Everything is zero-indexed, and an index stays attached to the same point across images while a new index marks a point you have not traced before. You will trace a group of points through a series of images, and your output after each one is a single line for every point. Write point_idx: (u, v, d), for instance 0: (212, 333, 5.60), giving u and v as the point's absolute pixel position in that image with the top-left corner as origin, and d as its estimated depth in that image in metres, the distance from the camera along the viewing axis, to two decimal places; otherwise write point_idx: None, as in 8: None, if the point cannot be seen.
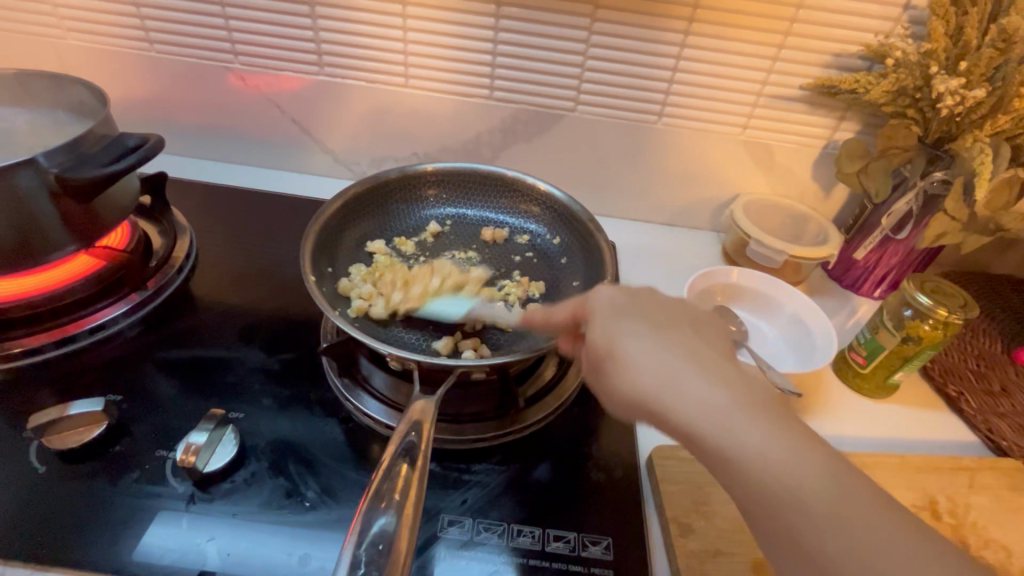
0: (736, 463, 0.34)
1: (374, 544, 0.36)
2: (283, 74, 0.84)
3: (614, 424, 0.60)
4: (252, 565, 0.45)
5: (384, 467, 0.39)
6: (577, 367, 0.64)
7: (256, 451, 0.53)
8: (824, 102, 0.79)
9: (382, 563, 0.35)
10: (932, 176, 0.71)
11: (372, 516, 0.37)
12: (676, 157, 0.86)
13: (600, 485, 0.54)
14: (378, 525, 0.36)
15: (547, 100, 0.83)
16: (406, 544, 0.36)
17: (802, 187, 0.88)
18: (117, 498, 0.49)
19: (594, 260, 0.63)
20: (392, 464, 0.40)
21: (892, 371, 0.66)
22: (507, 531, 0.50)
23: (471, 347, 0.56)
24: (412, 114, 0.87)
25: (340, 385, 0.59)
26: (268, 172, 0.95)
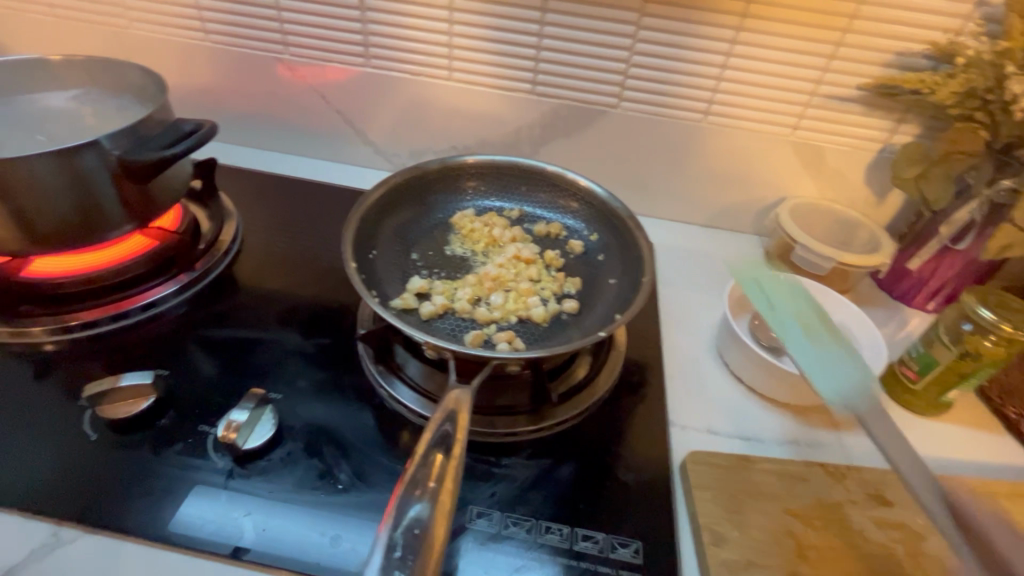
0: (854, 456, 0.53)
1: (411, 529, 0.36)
2: (330, 65, 0.86)
3: (647, 427, 0.59)
4: (286, 542, 0.47)
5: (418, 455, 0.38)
6: (611, 366, 0.63)
7: (293, 432, 0.54)
8: (882, 103, 0.75)
9: (417, 546, 0.35)
10: (1000, 185, 0.66)
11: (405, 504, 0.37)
12: (721, 156, 0.84)
13: (631, 487, 0.54)
14: (413, 511, 0.36)
15: (590, 96, 0.82)
16: (442, 529, 0.36)
17: (853, 192, 0.84)
18: (162, 468, 0.51)
19: (633, 258, 0.62)
20: (426, 453, 0.40)
21: (947, 387, 0.62)
22: (535, 527, 0.49)
23: (506, 340, 0.55)
24: (453, 107, 0.87)
25: (375, 372, 0.60)
26: (310, 161, 0.97)
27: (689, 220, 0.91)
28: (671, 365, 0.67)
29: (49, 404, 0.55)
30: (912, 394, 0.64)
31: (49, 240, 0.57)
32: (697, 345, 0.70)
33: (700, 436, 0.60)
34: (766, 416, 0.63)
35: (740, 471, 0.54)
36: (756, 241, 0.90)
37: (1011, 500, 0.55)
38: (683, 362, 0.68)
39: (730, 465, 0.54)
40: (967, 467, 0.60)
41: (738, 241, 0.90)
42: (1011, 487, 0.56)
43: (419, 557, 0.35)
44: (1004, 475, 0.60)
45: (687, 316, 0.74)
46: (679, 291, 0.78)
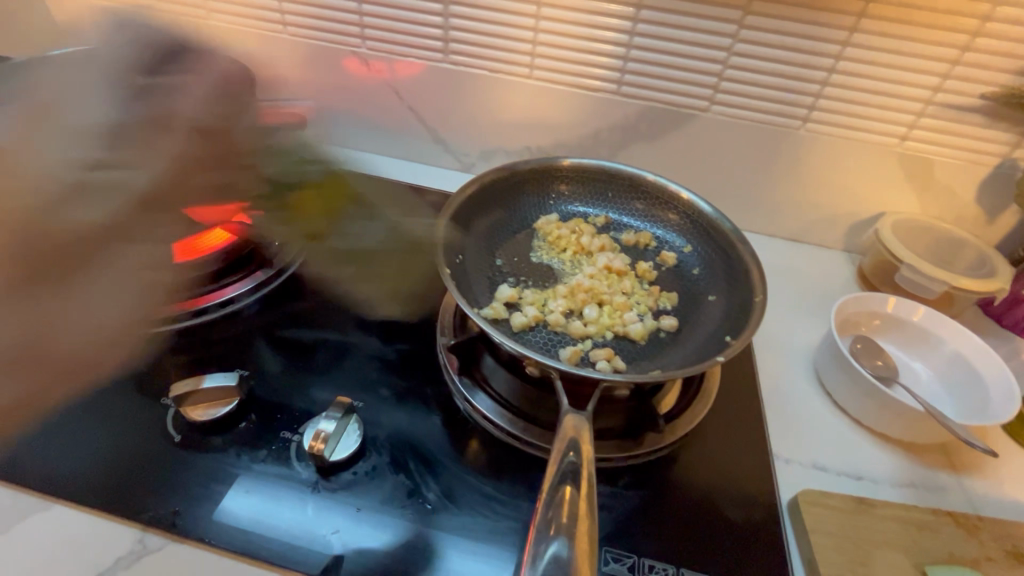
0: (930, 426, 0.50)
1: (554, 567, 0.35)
2: (405, 60, 0.84)
3: (748, 459, 0.55)
4: (375, 565, 0.44)
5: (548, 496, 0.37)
6: (707, 391, 0.58)
7: (377, 443, 0.52)
8: (1007, 114, 0.69)
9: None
10: None
11: (541, 544, 0.36)
12: (816, 166, 0.78)
13: (737, 525, 0.49)
14: (552, 553, 0.36)
15: (677, 98, 0.77)
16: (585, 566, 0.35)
17: (962, 210, 0.77)
18: (245, 476, 0.49)
19: (738, 274, 0.58)
20: (554, 489, 0.39)
21: None
22: (637, 565, 0.45)
23: (605, 358, 0.52)
24: (531, 106, 0.84)
25: (460, 382, 0.57)
26: (377, 158, 0.95)
27: (773, 232, 0.86)
28: (769, 390, 0.62)
29: (130, 400, 0.54)
30: None
31: (136, 232, 0.56)
32: (793, 369, 0.65)
33: (806, 471, 0.55)
34: (875, 453, 0.58)
35: (859, 515, 0.49)
36: (846, 258, 0.84)
37: None
38: (781, 389, 0.63)
39: (847, 508, 0.49)
40: None
41: (827, 257, 0.84)
42: None
43: None
44: None
45: (780, 336, 0.69)
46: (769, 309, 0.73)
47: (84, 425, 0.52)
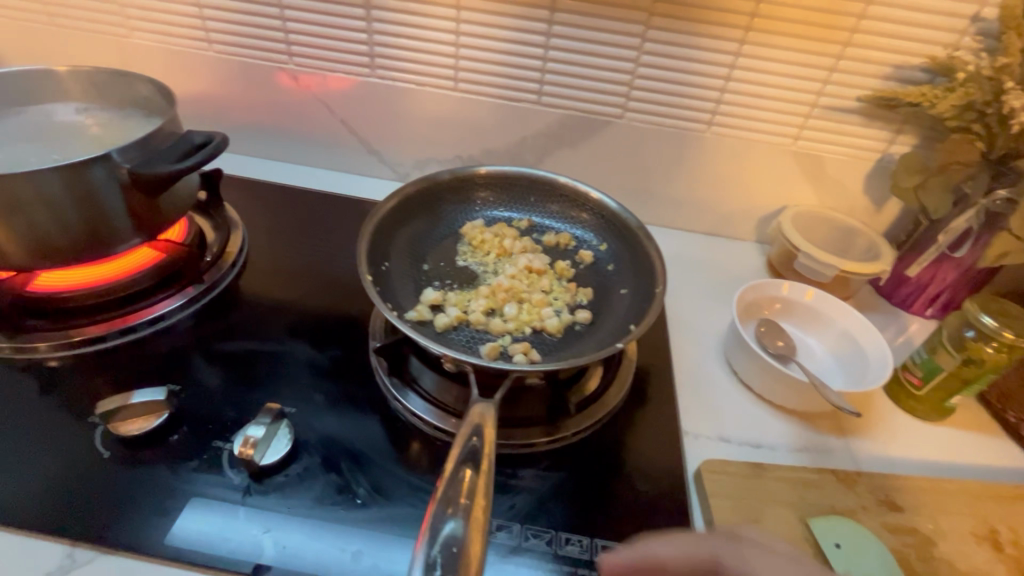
0: None
1: (449, 553, 0.40)
2: (334, 74, 0.86)
3: (659, 436, 0.60)
4: (306, 559, 0.47)
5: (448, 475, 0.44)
6: (623, 377, 0.63)
7: (309, 446, 0.54)
8: (881, 114, 0.77)
9: (456, 561, 0.40)
10: (995, 194, 0.69)
11: (439, 525, 0.42)
12: (722, 165, 0.85)
13: (648, 497, 0.54)
14: (448, 529, 0.41)
15: (593, 105, 0.82)
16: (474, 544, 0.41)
17: (852, 201, 0.85)
18: (177, 487, 0.50)
19: (644, 268, 0.63)
20: (456, 469, 0.44)
21: (949, 393, 0.64)
22: (554, 539, 0.50)
23: (522, 351, 0.56)
24: (458, 117, 0.87)
25: (389, 384, 0.60)
26: (313, 170, 0.97)
27: (692, 228, 0.92)
28: (682, 373, 0.68)
29: (57, 421, 0.54)
30: (916, 400, 0.66)
31: (56, 253, 0.57)
32: (705, 354, 0.71)
33: (712, 443, 0.61)
34: (774, 424, 0.64)
35: (755, 479, 0.54)
36: (758, 249, 0.91)
37: (1015, 504, 0.56)
38: (691, 371, 0.68)
39: (744, 473, 0.55)
40: (972, 471, 0.61)
41: (740, 249, 0.91)
42: (1013, 490, 0.57)
43: (454, 571, 0.39)
44: (1005, 477, 0.62)
45: (694, 323, 0.75)
46: (685, 298, 0.79)
47: (8, 446, 0.52)
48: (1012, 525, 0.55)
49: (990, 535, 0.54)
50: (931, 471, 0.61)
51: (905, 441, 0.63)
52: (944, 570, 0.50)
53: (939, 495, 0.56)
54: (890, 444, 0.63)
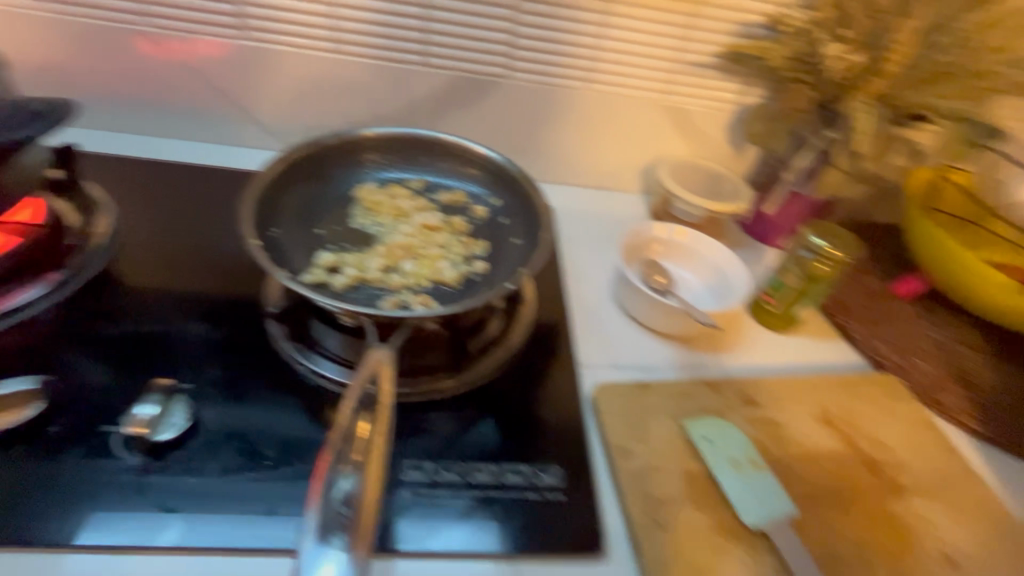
0: None
1: (347, 501, 0.44)
2: (200, 38, 0.80)
3: (558, 369, 0.64)
4: (219, 522, 0.47)
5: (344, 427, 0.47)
6: (522, 320, 0.68)
7: (209, 418, 0.53)
8: (733, 68, 0.86)
9: (351, 506, 0.43)
10: (825, 135, 0.79)
11: (335, 480, 0.45)
12: (604, 121, 0.91)
13: (549, 422, 0.59)
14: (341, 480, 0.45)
15: (478, 66, 0.84)
16: (368, 490, 0.44)
17: (718, 150, 0.95)
18: (66, 475, 0.48)
19: (534, 217, 0.67)
20: (352, 423, 0.48)
21: (794, 306, 0.76)
22: (464, 470, 0.53)
23: (421, 302, 0.58)
24: (343, 81, 0.85)
25: (293, 349, 0.60)
26: (188, 144, 0.90)
27: (583, 183, 0.98)
28: (577, 312, 0.73)
29: None
30: (773, 316, 0.76)
31: None
32: (598, 294, 0.77)
33: (605, 371, 0.67)
34: (658, 348, 0.71)
35: (639, 395, 0.61)
36: (642, 198, 0.99)
37: (845, 389, 0.68)
38: (586, 310, 0.74)
39: (631, 391, 0.62)
40: (815, 369, 0.73)
41: (627, 200, 0.98)
42: (844, 379, 0.69)
43: (349, 516, 0.43)
44: (839, 370, 0.74)
45: (588, 268, 0.81)
46: (578, 247, 0.85)
47: None
48: (843, 405, 0.66)
49: (827, 415, 0.65)
50: (785, 373, 0.72)
51: (763, 350, 0.74)
52: (792, 447, 0.60)
53: (788, 389, 0.66)
54: (751, 355, 0.73)
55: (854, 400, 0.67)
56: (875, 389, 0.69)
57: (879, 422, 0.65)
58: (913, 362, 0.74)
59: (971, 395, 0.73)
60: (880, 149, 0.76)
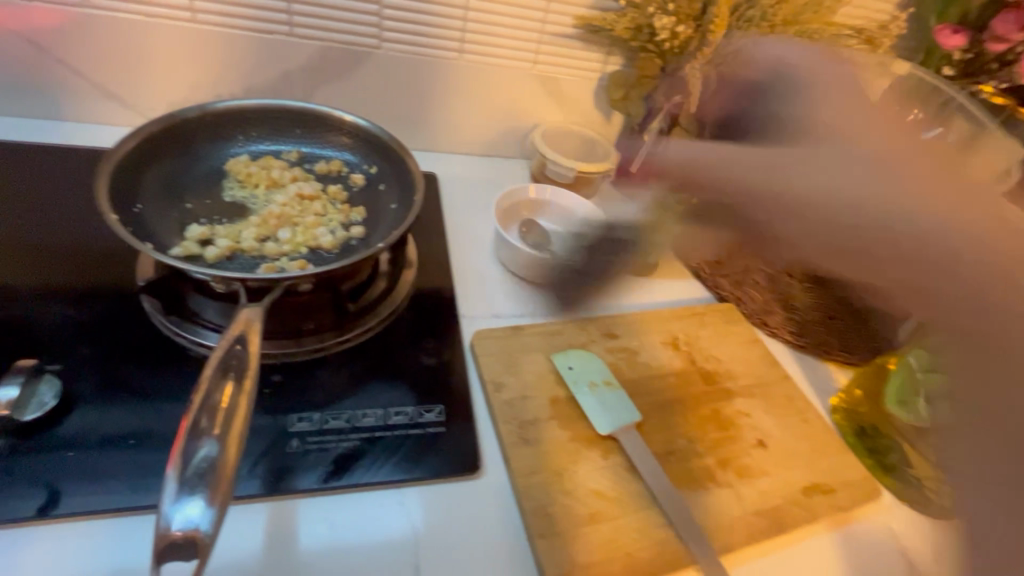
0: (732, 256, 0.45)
1: (206, 463, 0.44)
2: (32, 5, 0.74)
3: (440, 321, 0.70)
4: (99, 488, 0.48)
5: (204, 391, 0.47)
6: (405, 279, 0.72)
7: (83, 395, 0.53)
8: (593, 38, 0.93)
9: (212, 467, 0.43)
10: (672, 99, 0.90)
11: (194, 445, 0.44)
12: (480, 89, 0.95)
13: (431, 368, 0.65)
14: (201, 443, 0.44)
15: (349, 37, 0.85)
16: (233, 455, 0.45)
17: (588, 115, 1.04)
18: None
19: (407, 181, 0.71)
20: (214, 386, 0.48)
21: (652, 253, 0.85)
22: (351, 416, 0.58)
23: (298, 266, 0.61)
24: (206, 51, 0.83)
25: (170, 322, 0.60)
26: (35, 122, 0.84)
27: (467, 150, 1.02)
28: (460, 270, 0.79)
29: None
30: (634, 261, 0.87)
31: None
32: (480, 253, 0.83)
33: (486, 320, 0.74)
34: (534, 296, 0.79)
35: (513, 337, 0.69)
36: (524, 163, 1.06)
37: (690, 318, 0.80)
38: (468, 268, 0.80)
39: (506, 334, 0.69)
40: (669, 304, 0.85)
41: (510, 165, 1.05)
42: (690, 310, 0.81)
43: (208, 476, 0.43)
44: (689, 304, 0.87)
45: (471, 230, 0.87)
46: (462, 211, 0.90)
47: None
48: (688, 331, 0.78)
49: (673, 340, 0.76)
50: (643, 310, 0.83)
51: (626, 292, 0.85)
52: (642, 369, 0.71)
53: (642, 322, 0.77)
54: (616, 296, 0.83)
55: (697, 326, 0.79)
56: (715, 316, 0.82)
57: (716, 342, 0.78)
58: (746, 291, 0.88)
59: (790, 315, 0.87)
60: None
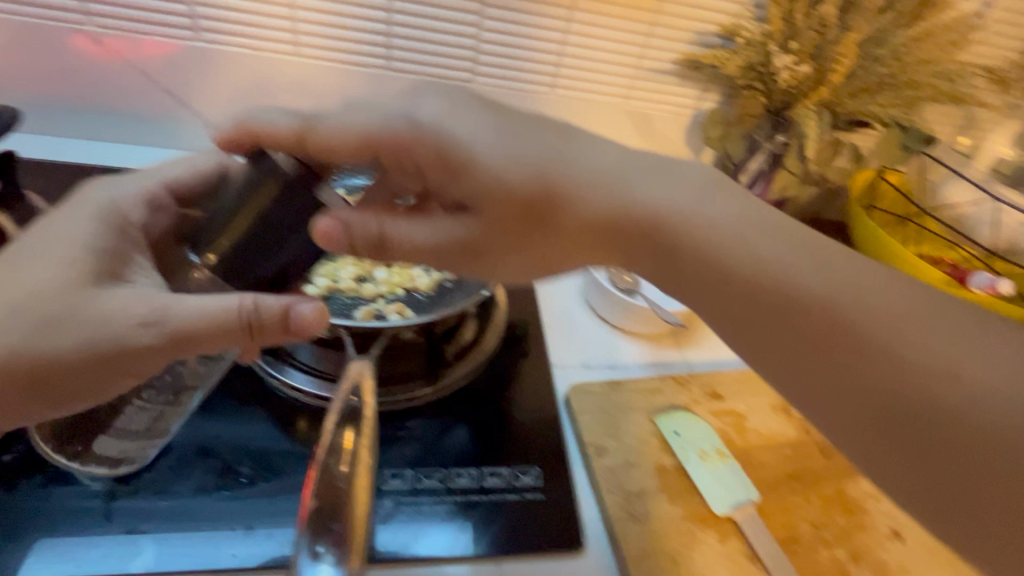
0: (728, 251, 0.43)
1: (334, 507, 0.44)
2: (147, 38, 0.77)
3: (532, 370, 0.66)
4: (192, 544, 0.45)
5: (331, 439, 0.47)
6: (495, 325, 0.68)
7: (179, 438, 0.52)
8: (691, 75, 0.89)
9: (342, 511, 0.44)
10: (776, 139, 0.84)
11: (327, 488, 0.46)
12: (568, 124, 0.93)
13: (526, 424, 0.60)
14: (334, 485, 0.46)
15: (443, 71, 0.84)
16: (362, 496, 0.46)
17: (677, 152, 0.99)
18: (26, 505, 0.46)
19: None
20: (337, 432, 0.48)
21: None
22: (445, 476, 0.54)
23: (396, 310, 0.58)
24: (304, 83, 0.83)
25: (262, 363, 0.58)
26: (141, 149, 0.87)
27: None
28: (548, 313, 0.75)
29: None
30: None
31: None
32: (567, 295, 0.79)
33: (578, 371, 0.69)
34: (627, 346, 0.74)
35: (611, 393, 0.64)
36: None
37: None
38: (557, 311, 0.76)
39: (603, 389, 0.64)
40: None
41: None
42: None
43: (338, 523, 0.44)
44: None
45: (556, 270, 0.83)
46: None
47: None
48: None
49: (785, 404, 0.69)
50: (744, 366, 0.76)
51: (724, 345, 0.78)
52: (753, 437, 0.64)
53: (749, 382, 0.70)
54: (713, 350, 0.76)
55: None
56: None
57: None
58: None
59: None
60: (827, 154, 0.82)
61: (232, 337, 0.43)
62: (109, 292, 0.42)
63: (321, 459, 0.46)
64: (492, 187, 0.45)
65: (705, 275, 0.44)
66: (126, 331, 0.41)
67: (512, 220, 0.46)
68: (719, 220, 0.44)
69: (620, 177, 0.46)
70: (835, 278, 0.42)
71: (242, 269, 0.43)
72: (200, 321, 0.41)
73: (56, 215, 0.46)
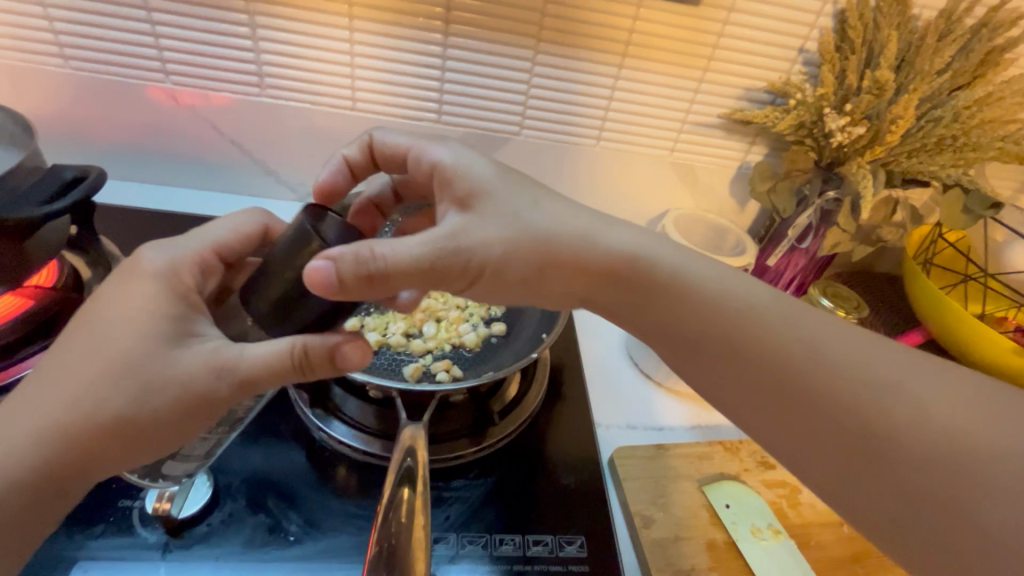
0: (751, 321, 0.47)
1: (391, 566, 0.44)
2: (218, 93, 0.82)
3: (576, 430, 0.65)
4: None
5: (388, 498, 0.47)
6: (539, 382, 0.68)
7: (231, 490, 0.53)
8: (738, 129, 0.89)
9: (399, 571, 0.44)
10: (827, 195, 0.82)
11: (386, 546, 0.45)
12: (612, 175, 0.94)
13: (570, 488, 0.59)
14: (392, 543, 0.45)
15: (491, 124, 0.87)
16: (421, 555, 0.45)
17: (722, 203, 0.98)
18: (85, 556, 0.47)
19: None
20: (394, 491, 0.48)
21: None
22: (489, 542, 0.53)
23: (444, 369, 0.58)
24: (358, 135, 0.87)
25: (312, 415, 0.59)
26: (204, 194, 0.93)
27: None
28: (591, 368, 0.74)
29: None
30: None
31: None
32: (609, 350, 0.78)
33: (622, 431, 0.68)
34: (672, 406, 0.72)
35: (657, 458, 0.62)
36: None
37: None
38: (600, 367, 0.75)
39: (649, 454, 0.62)
40: None
41: None
42: None
43: None
44: None
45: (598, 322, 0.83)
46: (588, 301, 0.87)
47: None
48: None
49: None
50: None
51: None
52: (808, 512, 0.61)
53: None
54: None
55: None
56: None
57: None
58: None
59: None
60: (880, 213, 0.82)
61: (287, 373, 0.44)
62: (183, 353, 0.44)
63: (379, 515, 0.46)
64: (508, 254, 0.47)
65: (736, 345, 0.48)
66: (204, 386, 0.43)
67: (528, 268, 0.48)
68: (744, 295, 0.48)
69: (646, 249, 0.50)
70: (848, 349, 0.46)
71: (280, 315, 0.44)
72: (260, 370, 0.43)
73: (108, 283, 0.46)
